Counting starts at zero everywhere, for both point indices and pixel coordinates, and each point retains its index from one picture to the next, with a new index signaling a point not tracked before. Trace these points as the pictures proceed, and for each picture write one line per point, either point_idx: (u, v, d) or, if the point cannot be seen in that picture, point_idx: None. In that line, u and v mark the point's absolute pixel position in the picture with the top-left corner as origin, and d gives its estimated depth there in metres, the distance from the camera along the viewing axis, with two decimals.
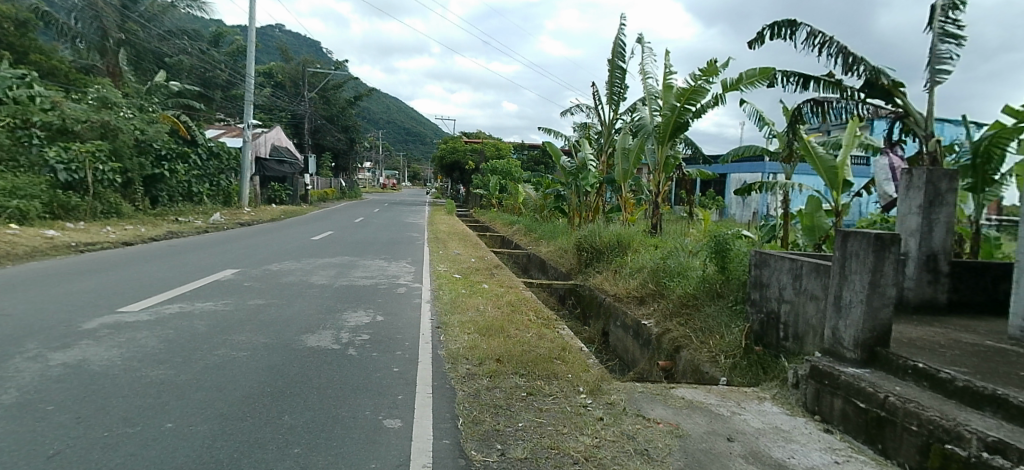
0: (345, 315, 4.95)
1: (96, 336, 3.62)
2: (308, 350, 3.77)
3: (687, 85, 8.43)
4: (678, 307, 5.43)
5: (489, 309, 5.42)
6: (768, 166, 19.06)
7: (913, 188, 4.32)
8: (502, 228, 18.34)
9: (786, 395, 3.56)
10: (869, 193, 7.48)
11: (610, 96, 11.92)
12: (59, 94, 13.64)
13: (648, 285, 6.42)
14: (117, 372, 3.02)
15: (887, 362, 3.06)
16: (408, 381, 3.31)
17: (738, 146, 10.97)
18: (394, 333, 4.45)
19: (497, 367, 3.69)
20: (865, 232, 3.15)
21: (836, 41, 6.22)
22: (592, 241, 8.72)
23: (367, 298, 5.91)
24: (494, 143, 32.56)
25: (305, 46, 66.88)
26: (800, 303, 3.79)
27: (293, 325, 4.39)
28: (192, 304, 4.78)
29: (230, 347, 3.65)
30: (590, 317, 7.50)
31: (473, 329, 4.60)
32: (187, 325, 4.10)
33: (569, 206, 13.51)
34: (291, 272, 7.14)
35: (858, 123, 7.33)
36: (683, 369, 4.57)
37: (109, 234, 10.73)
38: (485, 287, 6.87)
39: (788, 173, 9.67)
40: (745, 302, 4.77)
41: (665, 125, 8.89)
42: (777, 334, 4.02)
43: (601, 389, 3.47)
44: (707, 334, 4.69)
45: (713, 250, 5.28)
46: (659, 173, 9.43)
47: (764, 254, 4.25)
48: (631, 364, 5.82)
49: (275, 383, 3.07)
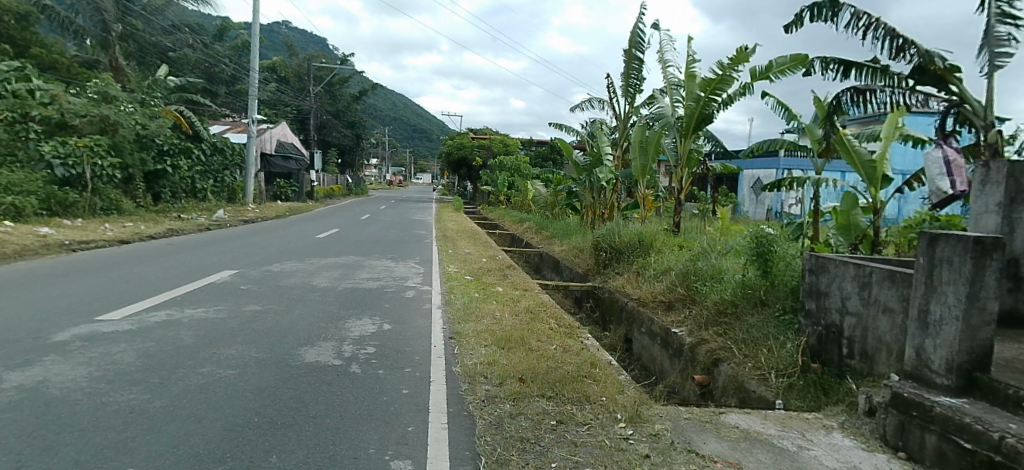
0: (347, 323, 4.48)
1: (65, 351, 3.18)
2: (305, 367, 3.32)
3: (713, 74, 7.90)
4: (714, 316, 4.93)
5: (507, 317, 4.92)
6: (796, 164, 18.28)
7: (991, 183, 3.74)
8: (511, 226, 17.85)
9: (856, 424, 3.07)
10: (912, 189, 6.93)
11: (626, 88, 11.38)
12: (58, 88, 13.31)
13: (676, 290, 5.90)
14: (79, 398, 2.57)
15: (991, 392, 2.52)
16: (419, 407, 2.85)
17: (763, 141, 10.35)
18: (402, 345, 3.99)
19: (520, 387, 3.22)
20: (959, 235, 2.64)
21: (883, 23, 5.66)
22: (611, 241, 8.18)
23: (373, 302, 5.45)
24: (501, 139, 32.05)
25: (311, 42, 66.70)
26: (869, 316, 3.31)
27: (290, 336, 3.94)
28: (180, 311, 4.33)
29: (217, 365, 3.19)
30: (611, 322, 7.01)
31: (491, 340, 4.13)
32: (172, 336, 3.65)
33: (582, 203, 12.98)
34: (292, 274, 6.68)
35: (901, 114, 6.80)
36: (724, 386, 4.07)
37: (106, 232, 10.36)
38: (499, 290, 6.38)
39: (819, 168, 9.09)
40: (795, 313, 4.26)
41: (689, 117, 8.34)
42: (840, 350, 3.53)
43: (642, 416, 2.97)
44: (752, 347, 4.19)
45: (754, 252, 4.79)
46: (681, 168, 8.86)
47: (823, 258, 3.75)
48: (659, 376, 5.33)
49: (265, 411, 2.61)
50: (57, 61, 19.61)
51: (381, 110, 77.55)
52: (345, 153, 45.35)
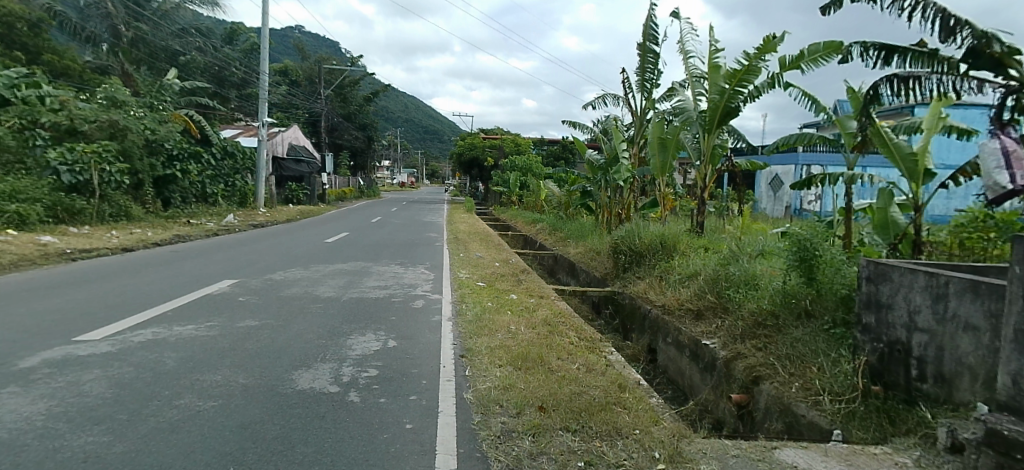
0: (348, 340, 4.11)
1: (28, 380, 2.85)
2: (298, 396, 2.94)
3: (738, 65, 7.43)
4: (751, 328, 4.48)
5: (522, 330, 4.51)
6: (826, 158, 17.54)
7: None
8: (524, 227, 17.39)
9: (937, 463, 2.55)
10: (958, 184, 6.36)
11: (642, 83, 10.89)
12: (67, 94, 13.20)
13: (706, 298, 5.43)
14: (27, 442, 2.19)
15: None
16: (425, 449, 2.45)
17: (789, 135, 9.76)
18: (407, 366, 3.60)
19: (541, 417, 2.82)
20: None
21: (932, 3, 5.12)
22: (631, 243, 7.72)
23: (378, 314, 5.08)
24: (513, 138, 31.67)
25: (321, 45, 66.93)
26: (947, 334, 2.81)
27: (284, 358, 3.58)
28: (168, 329, 4.00)
29: (197, 395, 2.84)
30: (633, 331, 6.56)
31: (506, 359, 3.72)
32: (153, 360, 3.31)
33: (597, 203, 12.52)
34: (295, 283, 6.36)
35: (944, 103, 6.31)
36: (766, 407, 3.63)
37: (111, 239, 10.13)
38: (513, 298, 5.99)
39: (852, 164, 8.52)
40: (847, 326, 3.79)
41: (712, 111, 7.86)
42: (907, 371, 3.06)
43: (683, 455, 2.53)
44: (798, 365, 3.72)
45: (797, 257, 4.35)
46: (704, 165, 8.35)
47: (884, 265, 3.28)
48: (687, 392, 4.89)
49: (242, 458, 2.21)
50: (69, 68, 19.66)
51: (392, 112, 77.66)
52: (357, 154, 45.33)
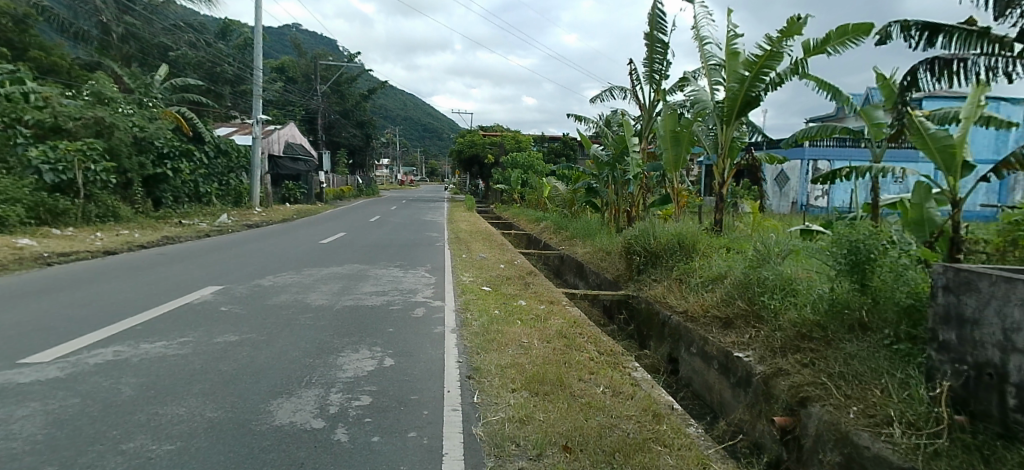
0: (340, 358, 3.63)
1: None
2: (275, 435, 2.45)
3: (760, 50, 6.92)
4: (793, 340, 4.00)
5: (536, 344, 4.03)
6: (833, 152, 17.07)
7: None
8: (527, 225, 16.89)
9: None
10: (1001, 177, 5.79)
11: (651, 75, 10.37)
12: (51, 90, 12.66)
13: (736, 304, 4.94)
14: None
15: None
16: None
17: (808, 127, 9.23)
18: (406, 392, 3.11)
19: (566, 462, 2.31)
20: None
21: None
22: (645, 243, 7.21)
23: (374, 325, 4.59)
24: (513, 135, 31.15)
25: (317, 42, 66.33)
26: None
27: (263, 381, 3.10)
28: (134, 347, 3.52)
29: (152, 436, 2.35)
30: (650, 339, 6.07)
31: (520, 382, 3.23)
32: (109, 388, 2.84)
33: (605, 200, 11.99)
34: (285, 289, 5.87)
35: (984, 88, 5.75)
36: (817, 434, 3.11)
37: (96, 241, 9.63)
38: (521, 304, 5.50)
39: (878, 158, 8.01)
40: (912, 343, 3.30)
41: (731, 102, 7.34)
42: (1002, 400, 2.51)
43: None
44: (856, 386, 3.21)
45: (847, 262, 3.89)
46: (722, 159, 7.84)
47: (967, 272, 2.77)
48: (718, 410, 4.38)
49: None
50: (58, 64, 19.08)
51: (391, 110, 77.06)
52: (355, 153, 44.83)
